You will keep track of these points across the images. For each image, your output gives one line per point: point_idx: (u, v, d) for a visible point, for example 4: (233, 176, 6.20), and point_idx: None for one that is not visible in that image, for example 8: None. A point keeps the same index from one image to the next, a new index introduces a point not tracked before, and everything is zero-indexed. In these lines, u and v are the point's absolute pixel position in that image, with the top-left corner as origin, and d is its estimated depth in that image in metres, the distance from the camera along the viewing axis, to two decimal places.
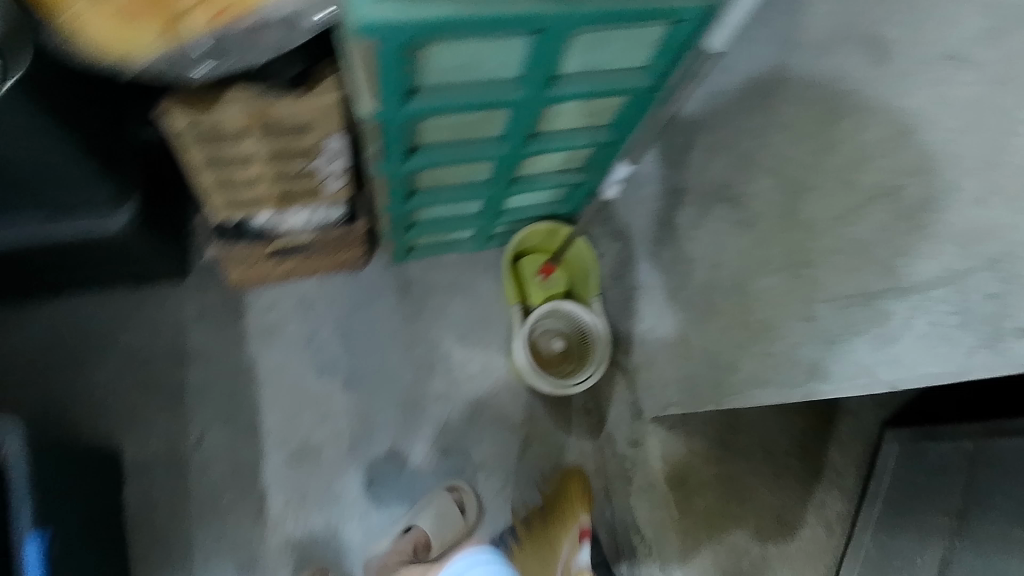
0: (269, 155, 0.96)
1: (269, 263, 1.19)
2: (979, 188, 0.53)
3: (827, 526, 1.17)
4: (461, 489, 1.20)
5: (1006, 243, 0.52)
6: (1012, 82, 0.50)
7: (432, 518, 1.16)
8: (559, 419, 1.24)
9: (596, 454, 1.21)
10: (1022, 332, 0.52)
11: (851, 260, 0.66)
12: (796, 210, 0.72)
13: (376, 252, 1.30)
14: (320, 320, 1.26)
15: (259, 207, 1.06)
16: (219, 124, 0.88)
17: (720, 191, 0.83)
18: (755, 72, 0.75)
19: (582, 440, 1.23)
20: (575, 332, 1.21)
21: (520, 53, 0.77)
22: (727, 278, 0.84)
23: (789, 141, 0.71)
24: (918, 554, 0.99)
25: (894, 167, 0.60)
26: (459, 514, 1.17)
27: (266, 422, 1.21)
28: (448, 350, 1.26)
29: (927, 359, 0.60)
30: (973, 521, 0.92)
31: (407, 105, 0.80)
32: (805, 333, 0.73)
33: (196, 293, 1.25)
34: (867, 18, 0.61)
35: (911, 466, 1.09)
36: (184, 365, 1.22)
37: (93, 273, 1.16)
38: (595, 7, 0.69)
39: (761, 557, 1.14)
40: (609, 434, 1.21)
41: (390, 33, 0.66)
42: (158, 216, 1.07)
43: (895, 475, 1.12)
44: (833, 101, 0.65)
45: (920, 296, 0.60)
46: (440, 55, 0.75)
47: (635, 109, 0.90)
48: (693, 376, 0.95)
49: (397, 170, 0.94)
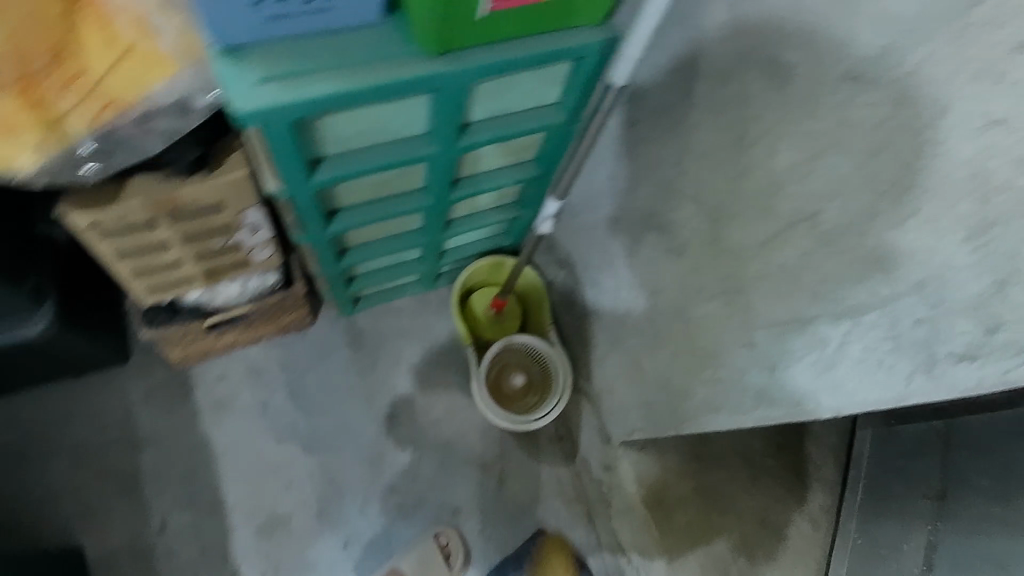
0: (185, 237, 0.93)
1: (209, 338, 1.14)
2: (892, 213, 0.51)
3: (812, 522, 1.11)
4: (448, 534, 1.17)
5: (928, 268, 0.50)
6: (910, 103, 0.48)
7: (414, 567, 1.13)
8: (531, 450, 1.22)
9: (574, 483, 1.24)
10: (955, 357, 0.50)
11: (781, 286, 0.64)
12: (723, 236, 0.69)
13: (322, 307, 1.26)
14: (273, 386, 1.22)
15: (187, 286, 1.03)
16: (124, 216, 0.85)
17: (649, 219, 0.81)
18: (663, 99, 0.72)
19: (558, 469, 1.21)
20: (534, 364, 1.18)
21: (422, 111, 0.76)
22: (668, 305, 0.82)
23: (705, 168, 0.69)
24: (902, 540, 0.95)
25: (807, 192, 0.58)
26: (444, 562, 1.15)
27: (230, 500, 1.16)
28: (409, 398, 1.23)
29: (868, 384, 0.58)
30: (953, 500, 0.89)
31: (316, 177, 0.77)
32: (749, 359, 0.71)
33: (139, 377, 1.20)
34: (760, 35, 0.58)
35: (887, 450, 1.06)
36: (136, 452, 1.17)
37: (26, 374, 1.10)
38: (486, 60, 0.68)
39: (747, 565, 1.08)
40: (583, 459, 1.23)
41: (277, 116, 0.64)
42: (83, 310, 1.02)
43: (872, 461, 1.08)
44: (741, 128, 0.63)
45: (852, 321, 0.58)
46: (339, 125, 0.73)
47: (555, 145, 0.89)
48: (652, 402, 0.93)
49: (322, 236, 0.91)
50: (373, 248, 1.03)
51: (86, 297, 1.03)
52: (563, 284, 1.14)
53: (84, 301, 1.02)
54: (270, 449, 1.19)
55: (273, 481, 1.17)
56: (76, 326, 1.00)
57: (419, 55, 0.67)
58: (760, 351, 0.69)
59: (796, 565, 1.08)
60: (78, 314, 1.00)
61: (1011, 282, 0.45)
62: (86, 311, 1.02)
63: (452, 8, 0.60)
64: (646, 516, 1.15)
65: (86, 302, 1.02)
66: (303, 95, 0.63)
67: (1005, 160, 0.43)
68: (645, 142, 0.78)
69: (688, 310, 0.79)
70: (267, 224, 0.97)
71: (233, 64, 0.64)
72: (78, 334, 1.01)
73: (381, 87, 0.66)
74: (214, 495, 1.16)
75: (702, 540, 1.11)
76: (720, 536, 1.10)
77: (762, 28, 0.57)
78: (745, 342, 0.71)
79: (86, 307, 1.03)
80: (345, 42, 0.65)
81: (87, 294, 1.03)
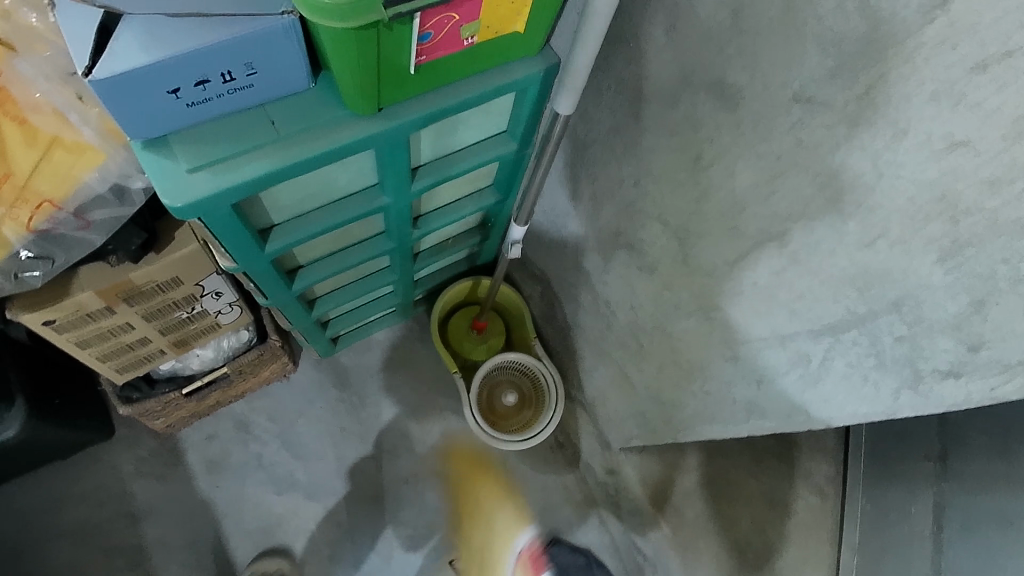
0: (147, 315, 0.89)
1: (191, 403, 1.11)
2: (860, 234, 0.50)
3: (820, 493, 1.13)
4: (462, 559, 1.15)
5: (903, 287, 0.49)
6: (868, 123, 0.45)
7: None
8: (533, 462, 1.22)
9: (581, 487, 1.22)
10: (939, 373, 0.50)
11: (757, 304, 0.63)
12: (692, 255, 0.68)
13: (302, 352, 1.24)
14: (264, 438, 1.20)
15: (158, 359, 1.00)
16: (78, 308, 0.81)
17: (617, 238, 0.79)
18: (614, 119, 0.70)
19: (562, 476, 1.22)
20: (525, 380, 1.18)
21: (368, 165, 0.73)
22: (647, 321, 0.81)
23: (665, 189, 0.67)
24: (910, 504, 0.96)
25: (771, 214, 0.56)
26: None
27: (239, 560, 1.15)
28: (404, 429, 1.22)
29: (856, 398, 0.58)
30: (954, 461, 0.90)
31: (269, 248, 0.75)
32: (735, 374, 0.70)
33: (127, 449, 1.17)
34: (703, 59, 0.55)
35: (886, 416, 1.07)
36: (136, 525, 1.15)
37: (14, 469, 1.08)
38: (425, 110, 0.65)
39: (764, 546, 1.10)
40: (587, 464, 1.22)
41: (216, 205, 0.62)
42: (59, 400, 0.99)
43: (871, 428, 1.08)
44: (695, 149, 0.61)
45: (832, 338, 0.57)
46: (283, 194, 0.70)
47: (509, 170, 0.86)
48: (646, 412, 0.92)
49: (287, 296, 0.89)
50: (342, 294, 1.01)
51: (59, 385, 1.00)
52: (541, 298, 1.12)
53: (58, 390, 0.99)
54: (271, 502, 1.17)
55: (281, 534, 1.16)
56: (54, 418, 0.97)
57: (353, 116, 0.64)
58: (745, 365, 0.68)
59: (808, 540, 1.09)
60: (55, 405, 0.98)
61: (989, 301, 0.44)
62: (62, 399, 0.99)
63: (380, 69, 0.58)
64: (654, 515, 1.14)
65: (60, 391, 0.99)
66: (239, 179, 0.60)
67: (971, 183, 0.42)
68: (601, 162, 0.75)
69: (668, 325, 0.78)
70: (229, 288, 0.94)
71: (160, 155, 0.60)
72: (58, 425, 0.99)
73: (320, 157, 0.63)
74: (223, 557, 1.14)
75: (714, 531, 1.12)
76: (731, 522, 1.12)
77: (703, 49, 0.54)
78: (729, 357, 0.70)
79: (61, 395, 0.99)
80: (275, 115, 0.62)
81: (59, 381, 1.00)
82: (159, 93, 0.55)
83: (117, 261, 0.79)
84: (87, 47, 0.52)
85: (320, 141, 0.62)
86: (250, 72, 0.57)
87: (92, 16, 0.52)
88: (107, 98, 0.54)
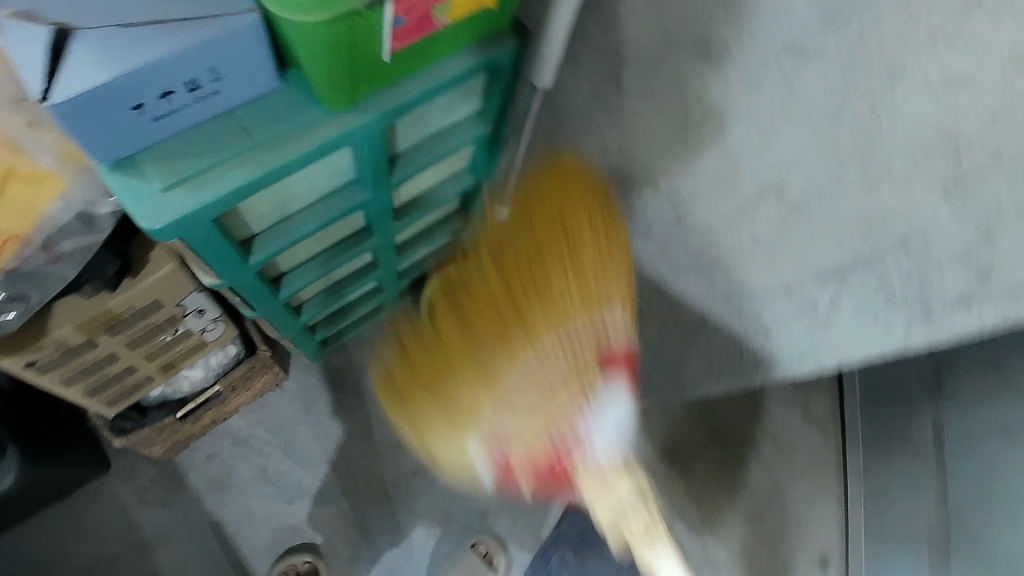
0: (129, 342, 0.86)
1: (186, 426, 1.08)
2: (862, 178, 0.50)
3: (821, 428, 1.19)
4: (486, 541, 1.16)
5: (906, 226, 0.50)
6: (863, 67, 0.45)
7: None
8: None
9: None
10: (950, 304, 0.51)
11: (759, 258, 0.63)
12: (687, 216, 0.67)
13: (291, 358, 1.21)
14: (266, 450, 1.18)
15: (147, 385, 0.97)
16: (57, 344, 0.77)
17: (606, 207, 0.78)
18: (593, 87, 0.68)
19: None
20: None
21: (345, 162, 0.71)
22: (645, 286, 0.81)
23: (654, 153, 0.66)
24: (910, 429, 1.00)
25: (767, 167, 0.56)
26: (488, 569, 1.15)
27: (260, 573, 1.14)
28: None
29: (867, 338, 0.59)
30: (950, 382, 0.93)
31: (253, 259, 0.72)
32: (740, 328, 0.71)
33: (125, 481, 1.14)
34: (683, 17, 0.54)
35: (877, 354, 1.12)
36: (148, 555, 1.12)
37: (15, 516, 1.05)
38: (400, 98, 0.63)
39: (774, 486, 1.15)
40: None
41: (197, 222, 0.59)
42: (46, 443, 0.95)
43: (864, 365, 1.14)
44: (682, 110, 0.60)
45: (838, 283, 0.57)
46: (263, 202, 0.68)
47: (486, 151, 0.85)
48: (651, 374, 0.93)
49: (274, 305, 0.86)
50: (328, 295, 0.99)
51: (41, 427, 0.96)
52: None
53: (43, 432, 0.95)
54: (284, 512, 1.16)
55: (298, 543, 1.15)
56: (46, 461, 0.94)
57: (327, 114, 0.61)
58: (750, 319, 0.69)
59: (816, 474, 1.17)
60: (43, 448, 0.94)
61: (997, 230, 0.45)
62: (48, 439, 0.96)
63: (353, 61, 0.56)
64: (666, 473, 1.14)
65: (45, 433, 0.96)
66: (218, 193, 0.58)
67: (972, 117, 0.42)
68: (584, 133, 0.74)
69: (667, 288, 0.78)
70: (212, 304, 0.90)
71: (129, 176, 0.57)
72: (53, 467, 0.95)
73: (299, 159, 0.60)
74: (243, 573, 1.14)
75: (723, 478, 1.15)
76: (740, 468, 1.16)
77: (685, 7, 0.53)
78: (733, 314, 0.71)
79: (47, 437, 0.96)
80: (245, 120, 0.59)
81: (42, 423, 0.96)
82: (122, 111, 0.51)
83: (90, 292, 0.75)
84: (37, 67, 0.48)
85: (297, 144, 0.60)
86: (216, 78, 0.54)
87: (37, 36, 0.48)
88: (66, 122, 0.50)
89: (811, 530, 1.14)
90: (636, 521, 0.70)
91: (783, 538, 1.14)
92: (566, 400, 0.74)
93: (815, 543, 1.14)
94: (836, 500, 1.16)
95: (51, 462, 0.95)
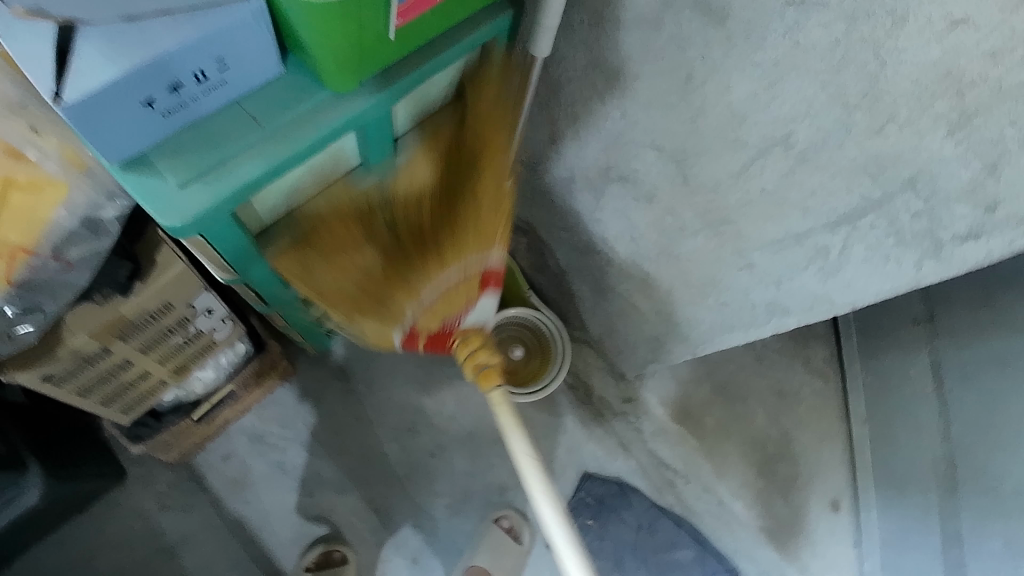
0: (142, 347, 0.85)
1: (201, 428, 1.08)
2: (868, 122, 0.52)
3: (822, 376, 1.22)
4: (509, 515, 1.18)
5: (914, 166, 0.52)
6: (865, 15, 0.46)
7: (489, 553, 1.14)
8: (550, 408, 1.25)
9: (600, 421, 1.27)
10: (962, 237, 0.54)
11: (767, 210, 0.65)
12: (693, 176, 0.69)
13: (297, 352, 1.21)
14: (282, 445, 1.18)
15: (161, 389, 0.97)
16: (72, 353, 0.77)
17: (609, 173, 0.80)
18: (590, 56, 0.69)
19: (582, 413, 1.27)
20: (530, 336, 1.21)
21: (349, 147, 0.71)
22: (652, 249, 0.83)
23: (656, 116, 0.67)
24: (909, 367, 1.06)
25: (773, 120, 0.58)
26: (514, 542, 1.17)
27: (288, 566, 1.15)
28: (419, 406, 1.22)
29: (879, 277, 0.62)
30: (943, 318, 1.00)
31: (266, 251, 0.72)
32: (751, 282, 0.74)
33: (142, 487, 1.14)
34: None
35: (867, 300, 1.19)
36: (175, 559, 1.13)
37: (36, 533, 1.04)
38: (403, 77, 0.63)
39: (782, 436, 1.19)
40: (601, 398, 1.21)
41: (216, 216, 0.59)
42: (59, 454, 0.95)
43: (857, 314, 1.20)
44: (684, 71, 0.61)
45: (850, 227, 0.60)
46: (273, 193, 0.68)
47: None
48: (661, 335, 0.96)
49: (285, 297, 0.87)
50: None
51: (51, 440, 0.96)
52: (529, 249, 1.12)
53: (54, 445, 0.95)
54: (306, 503, 1.17)
55: (323, 532, 1.17)
56: (63, 472, 0.94)
57: (333, 98, 0.61)
58: (762, 271, 0.71)
59: (821, 420, 1.21)
60: (58, 459, 0.94)
61: (1001, 163, 0.48)
62: (60, 452, 0.96)
63: (360, 43, 0.56)
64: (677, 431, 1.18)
65: (56, 446, 0.96)
66: (234, 185, 0.58)
67: (973, 55, 0.44)
68: (583, 102, 0.75)
69: (675, 248, 0.79)
70: (220, 303, 0.90)
71: (143, 174, 0.57)
72: (71, 476, 0.96)
73: (309, 145, 0.60)
74: (272, 567, 1.15)
75: (734, 432, 1.18)
76: (749, 421, 1.19)
77: None
78: (744, 267, 0.73)
79: (58, 449, 0.96)
80: (253, 110, 0.59)
81: (49, 436, 0.96)
82: (134, 107, 0.51)
83: (103, 299, 0.75)
84: (48, 67, 0.48)
85: (307, 130, 0.60)
86: (223, 67, 0.54)
87: (47, 33, 0.49)
88: (80, 123, 0.50)
89: (821, 474, 1.19)
90: (507, 426, 0.78)
91: (795, 484, 1.18)
92: (468, 310, 0.76)
93: (824, 486, 1.19)
94: (840, 443, 1.20)
95: (69, 472, 0.95)
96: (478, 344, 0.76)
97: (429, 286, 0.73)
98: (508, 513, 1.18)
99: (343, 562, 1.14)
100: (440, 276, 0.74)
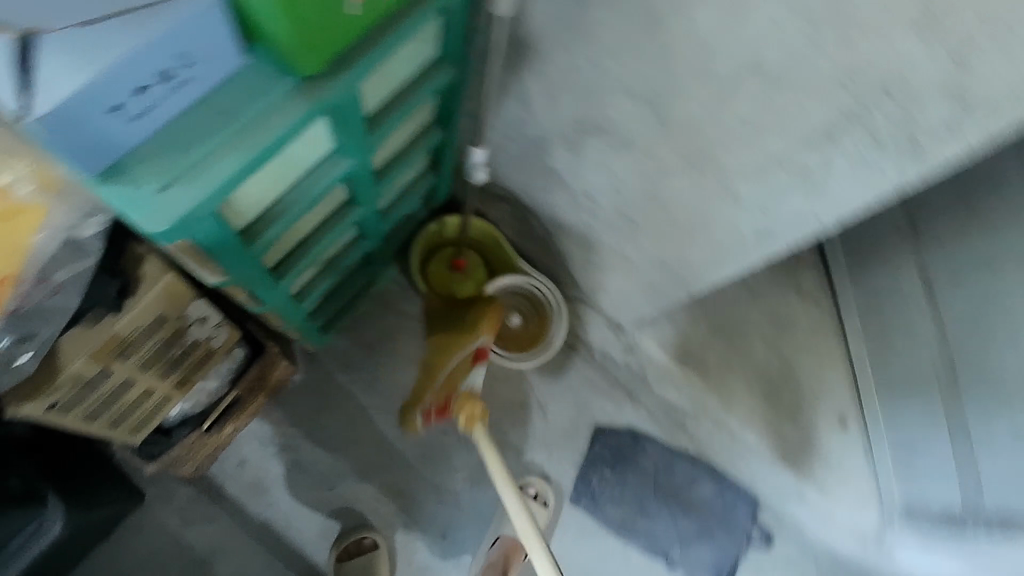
0: (143, 364, 0.85)
1: (212, 437, 1.09)
2: (837, 34, 0.52)
3: (816, 303, 1.23)
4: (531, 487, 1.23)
5: (886, 71, 0.52)
6: None
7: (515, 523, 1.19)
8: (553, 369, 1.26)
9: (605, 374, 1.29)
10: (936, 132, 0.54)
11: (746, 136, 0.65)
12: (669, 115, 0.69)
13: (297, 351, 1.21)
14: (295, 445, 1.19)
15: (167, 404, 0.97)
16: (74, 377, 0.77)
17: (584, 125, 0.79)
18: (549, 8, 0.68)
19: (585, 370, 1.32)
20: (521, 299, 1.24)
21: (324, 133, 0.69)
22: (636, 195, 0.84)
23: (625, 59, 0.67)
24: (897, 280, 1.12)
25: (742, 46, 0.57)
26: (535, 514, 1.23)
27: (321, 560, 1.18)
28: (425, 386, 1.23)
29: (862, 189, 0.62)
30: (925, 224, 1.06)
31: (253, 247, 0.72)
32: (741, 209, 0.74)
33: (163, 506, 1.15)
34: None
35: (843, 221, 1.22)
36: (208, 569, 1.15)
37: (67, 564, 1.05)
38: (369, 54, 0.62)
39: (784, 363, 1.20)
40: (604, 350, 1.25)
41: (199, 215, 0.59)
42: (74, 482, 0.96)
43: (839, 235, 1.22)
44: (648, 9, 0.60)
45: (831, 141, 0.60)
46: (254, 188, 0.67)
47: (452, 95, 0.85)
48: (656, 281, 0.97)
49: (279, 293, 0.86)
50: (325, 275, 0.99)
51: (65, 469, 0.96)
52: (512, 217, 1.11)
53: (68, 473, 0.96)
54: (329, 497, 1.19)
55: (350, 523, 1.19)
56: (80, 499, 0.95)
57: (300, 83, 0.60)
58: (747, 199, 0.72)
59: (821, 346, 1.22)
60: (73, 487, 0.95)
61: (968, 56, 0.47)
62: (75, 479, 0.97)
63: (321, 21, 0.55)
64: (684, 374, 1.18)
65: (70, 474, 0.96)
66: (213, 182, 0.57)
67: None
68: (549, 57, 0.74)
69: (658, 190, 0.80)
70: (213, 310, 0.90)
71: (121, 183, 0.56)
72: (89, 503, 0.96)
73: (283, 133, 0.59)
74: (305, 563, 1.18)
75: (738, 367, 1.20)
76: (754, 353, 1.19)
77: None
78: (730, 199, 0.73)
79: (74, 476, 0.97)
80: (222, 105, 0.58)
81: (65, 465, 0.97)
82: (102, 115, 0.50)
83: (96, 319, 0.74)
84: (6, 81, 0.47)
85: (279, 119, 0.59)
86: (186, 64, 0.52)
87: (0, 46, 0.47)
88: (48, 137, 0.49)
89: (827, 394, 1.21)
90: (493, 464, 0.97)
91: (802, 407, 1.21)
92: (468, 383, 1.09)
93: (830, 404, 1.22)
94: (841, 360, 1.22)
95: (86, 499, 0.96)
96: (469, 401, 1.05)
97: (448, 371, 1.11)
98: (533, 482, 1.28)
99: (375, 547, 1.18)
100: (454, 361, 1.11)
